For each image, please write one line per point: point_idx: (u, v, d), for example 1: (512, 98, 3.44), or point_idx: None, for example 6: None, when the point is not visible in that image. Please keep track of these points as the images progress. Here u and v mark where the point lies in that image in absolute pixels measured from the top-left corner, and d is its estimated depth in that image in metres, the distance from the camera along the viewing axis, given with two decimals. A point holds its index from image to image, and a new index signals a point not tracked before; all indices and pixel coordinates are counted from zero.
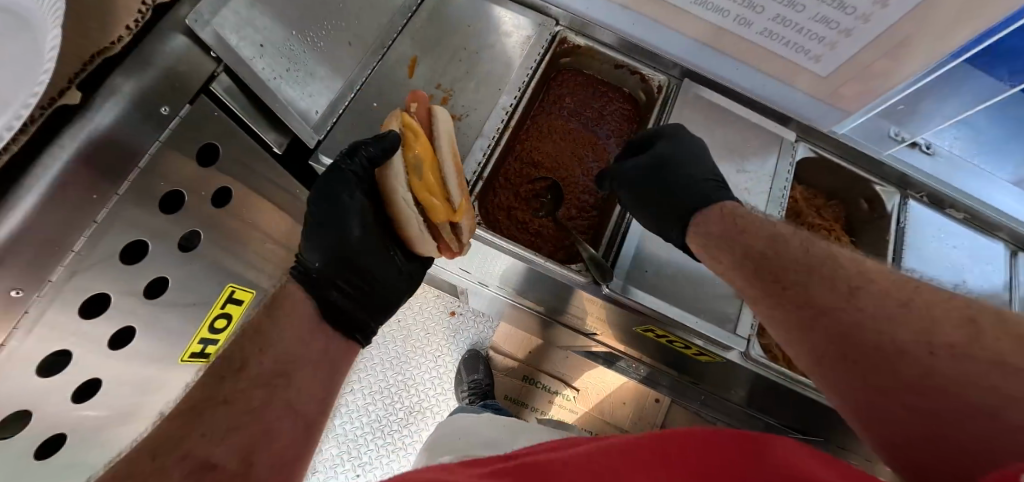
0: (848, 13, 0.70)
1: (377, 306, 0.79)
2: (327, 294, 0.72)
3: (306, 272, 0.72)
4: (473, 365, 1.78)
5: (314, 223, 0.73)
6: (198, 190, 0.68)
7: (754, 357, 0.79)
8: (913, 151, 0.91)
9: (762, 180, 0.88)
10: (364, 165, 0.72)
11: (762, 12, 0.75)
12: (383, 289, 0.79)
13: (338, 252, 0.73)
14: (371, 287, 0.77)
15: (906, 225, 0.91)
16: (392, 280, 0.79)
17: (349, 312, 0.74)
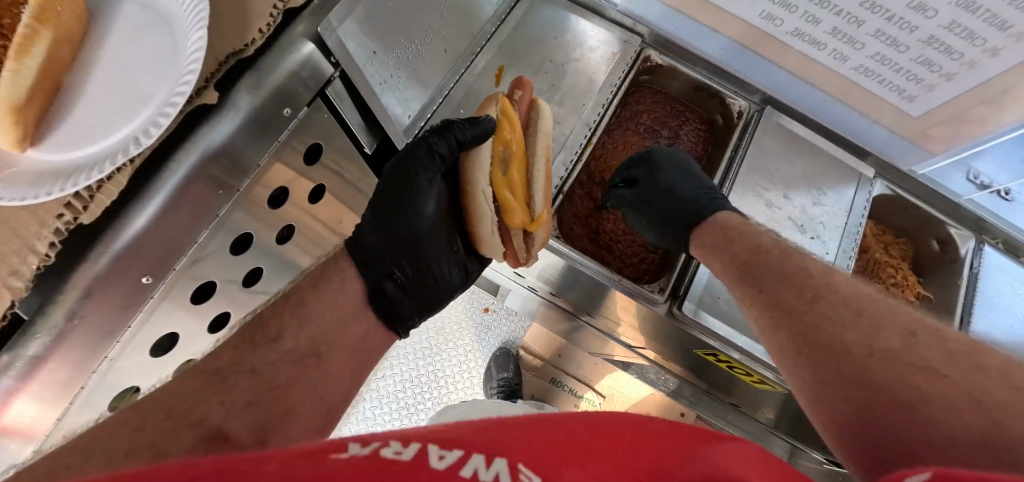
0: (953, 59, 0.69)
1: (417, 300, 0.77)
2: (377, 280, 0.72)
3: (361, 250, 0.72)
4: (505, 363, 1.80)
5: (380, 201, 0.74)
6: (299, 187, 0.71)
7: None
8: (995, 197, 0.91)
9: (839, 214, 0.88)
10: (445, 149, 0.73)
11: (861, 49, 0.75)
12: (430, 283, 0.78)
13: (387, 230, 0.73)
14: (420, 278, 0.76)
15: (980, 270, 0.90)
16: (438, 273, 0.79)
17: (395, 303, 0.73)
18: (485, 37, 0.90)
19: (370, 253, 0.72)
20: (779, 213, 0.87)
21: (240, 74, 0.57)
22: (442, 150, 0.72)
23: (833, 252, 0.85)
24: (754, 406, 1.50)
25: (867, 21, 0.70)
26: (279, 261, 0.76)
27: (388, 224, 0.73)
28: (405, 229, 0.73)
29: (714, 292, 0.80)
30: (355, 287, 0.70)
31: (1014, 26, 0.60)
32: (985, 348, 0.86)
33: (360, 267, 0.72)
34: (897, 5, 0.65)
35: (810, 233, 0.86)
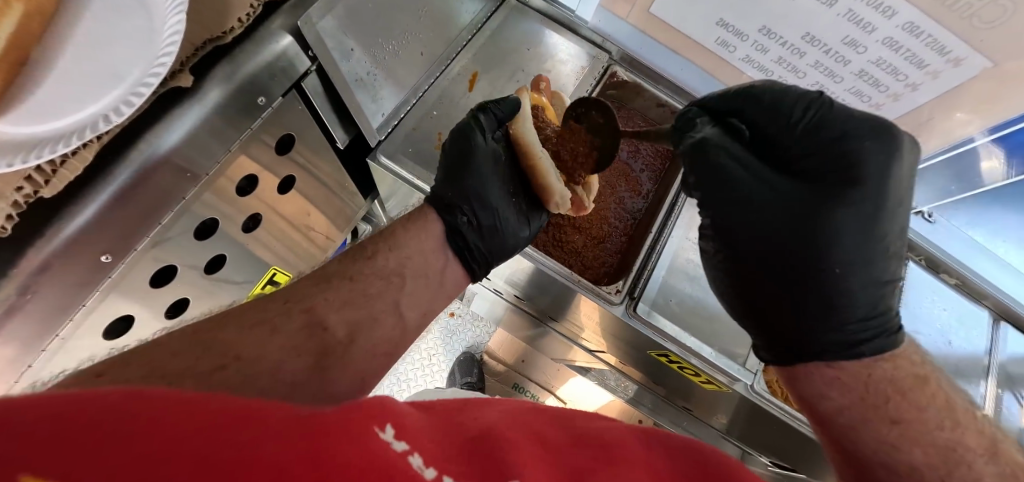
0: (880, 91, 0.78)
1: (491, 244, 0.78)
2: (454, 222, 0.74)
3: (437, 198, 0.75)
4: (468, 368, 1.80)
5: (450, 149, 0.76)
6: (268, 176, 0.72)
7: (757, 390, 0.84)
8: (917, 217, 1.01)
9: None
10: (493, 123, 0.76)
11: (803, 77, 0.83)
12: (502, 234, 0.78)
13: (461, 178, 0.75)
14: (494, 226, 0.77)
15: (904, 283, 0.99)
16: (508, 224, 0.79)
17: (470, 246, 0.76)
18: (460, 43, 0.93)
19: (445, 200, 0.75)
20: None
21: (215, 61, 0.58)
22: (491, 121, 0.75)
23: None
24: (707, 412, 1.57)
25: (807, 52, 0.78)
26: (243, 250, 0.76)
27: (460, 174, 0.75)
28: (477, 180, 0.75)
29: (668, 296, 0.84)
30: (436, 228, 0.74)
31: (930, 65, 0.71)
32: None
33: (442, 215, 0.75)
34: (833, 40, 0.74)
35: None
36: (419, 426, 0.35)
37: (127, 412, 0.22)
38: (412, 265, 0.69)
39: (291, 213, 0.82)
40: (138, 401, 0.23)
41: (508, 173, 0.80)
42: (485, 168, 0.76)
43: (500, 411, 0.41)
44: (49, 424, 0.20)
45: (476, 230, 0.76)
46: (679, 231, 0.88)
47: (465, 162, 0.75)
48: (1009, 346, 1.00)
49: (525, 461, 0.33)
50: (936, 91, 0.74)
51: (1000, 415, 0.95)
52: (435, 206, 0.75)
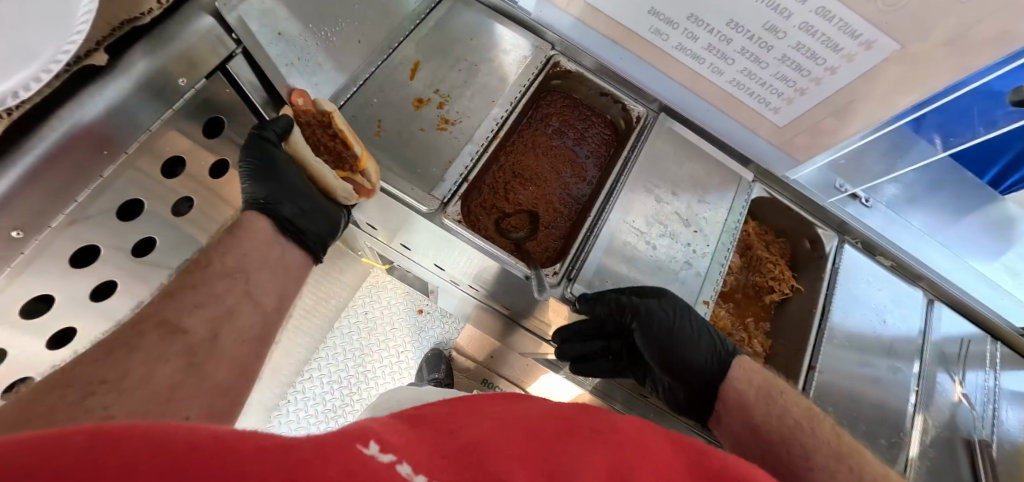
0: (803, 74, 0.81)
1: (324, 224, 0.81)
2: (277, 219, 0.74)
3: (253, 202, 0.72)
4: (436, 363, 1.80)
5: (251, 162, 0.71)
6: (198, 159, 0.72)
7: None
8: (855, 203, 1.05)
9: (720, 211, 0.96)
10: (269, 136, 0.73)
11: (733, 64, 0.86)
12: (327, 215, 0.81)
13: (273, 181, 0.72)
14: (321, 210, 0.80)
15: (841, 266, 1.01)
16: (326, 208, 0.82)
17: (301, 231, 0.77)
18: (404, 32, 0.94)
19: (261, 202, 0.72)
20: (666, 208, 0.93)
21: (134, 40, 0.59)
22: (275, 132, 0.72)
23: (712, 246, 0.93)
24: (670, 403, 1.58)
25: (734, 39, 0.81)
26: None
27: (275, 178, 0.72)
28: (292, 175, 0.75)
29: (603, 276, 0.86)
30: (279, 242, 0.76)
31: (845, 48, 0.74)
32: (844, 333, 0.96)
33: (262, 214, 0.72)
34: (756, 26, 0.77)
35: (693, 226, 0.93)
36: (410, 446, 0.42)
37: (102, 452, 0.25)
38: (254, 261, 0.70)
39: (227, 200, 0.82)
40: (115, 450, 0.25)
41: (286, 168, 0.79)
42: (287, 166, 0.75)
43: (486, 423, 0.49)
44: (44, 465, 0.23)
45: (303, 217, 0.77)
46: (617, 215, 0.89)
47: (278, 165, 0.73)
48: (942, 326, 1.04)
49: (505, 468, 0.41)
50: (855, 72, 0.76)
51: (934, 393, 0.97)
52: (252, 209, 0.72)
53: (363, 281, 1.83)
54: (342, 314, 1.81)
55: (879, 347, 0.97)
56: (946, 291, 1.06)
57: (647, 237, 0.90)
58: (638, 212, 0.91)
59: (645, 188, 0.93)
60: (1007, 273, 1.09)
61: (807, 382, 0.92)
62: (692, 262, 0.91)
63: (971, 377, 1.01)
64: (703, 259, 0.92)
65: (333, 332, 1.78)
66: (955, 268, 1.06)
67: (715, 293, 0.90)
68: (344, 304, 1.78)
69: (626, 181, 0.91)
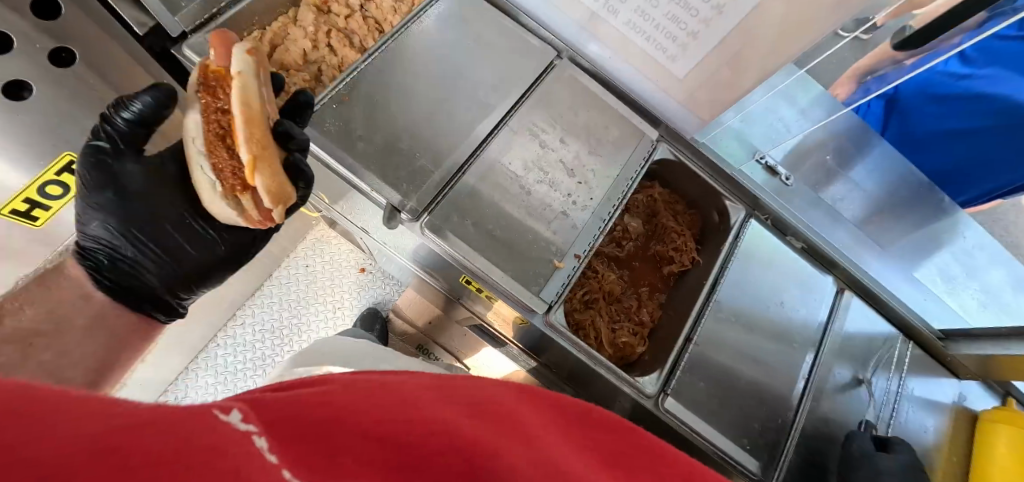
0: (691, 16, 0.74)
1: (179, 280, 0.72)
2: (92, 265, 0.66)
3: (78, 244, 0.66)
4: (370, 323, 1.78)
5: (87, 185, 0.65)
6: (34, 42, 0.69)
7: (551, 322, 0.81)
8: (776, 179, 1.00)
9: (613, 166, 0.91)
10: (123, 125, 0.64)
11: (625, 2, 0.79)
12: (185, 259, 0.71)
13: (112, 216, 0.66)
14: (166, 249, 0.69)
15: (743, 239, 0.94)
16: (192, 242, 0.71)
17: (138, 282, 0.68)
18: None
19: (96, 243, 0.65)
20: (551, 155, 0.88)
21: None
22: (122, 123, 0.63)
23: (596, 199, 0.88)
24: (591, 386, 1.52)
25: None
26: None
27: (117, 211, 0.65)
28: (131, 206, 0.66)
29: (465, 214, 0.81)
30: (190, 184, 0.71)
31: None
32: (732, 309, 0.89)
33: (84, 262, 0.65)
34: None
35: (577, 178, 0.88)
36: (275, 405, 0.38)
37: None
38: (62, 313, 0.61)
39: None
40: None
41: (178, 190, 0.70)
42: (136, 190, 0.67)
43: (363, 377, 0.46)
44: None
45: (142, 269, 0.68)
46: (491, 153, 0.84)
47: (108, 187, 0.65)
48: (851, 319, 0.96)
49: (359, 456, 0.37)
50: (739, 12, 0.69)
51: (826, 386, 0.90)
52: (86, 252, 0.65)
53: (307, 234, 1.82)
54: (282, 265, 1.80)
55: (771, 330, 0.90)
56: (861, 282, 0.98)
57: (522, 181, 0.85)
58: (517, 154, 0.86)
59: (530, 131, 0.88)
60: (940, 279, 1.03)
61: (682, 355, 0.85)
62: (569, 212, 0.85)
63: (872, 375, 0.94)
64: (582, 210, 0.86)
65: (271, 282, 1.77)
66: (869, 257, 1.00)
67: (589, 248, 0.85)
68: (284, 254, 1.77)
69: (512, 117, 0.88)
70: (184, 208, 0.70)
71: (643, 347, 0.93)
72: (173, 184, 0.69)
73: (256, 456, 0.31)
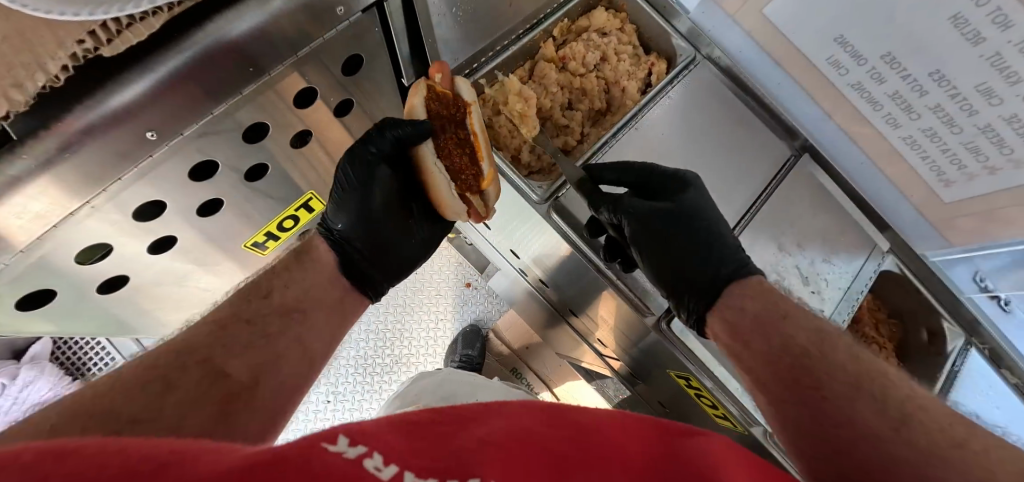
0: (1003, 152, 0.68)
1: (387, 269, 0.83)
2: (345, 253, 0.78)
3: (331, 230, 0.78)
4: (471, 341, 1.77)
5: (344, 184, 0.75)
6: (330, 95, 0.70)
7: (775, 439, 0.77)
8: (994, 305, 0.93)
9: (844, 277, 0.87)
10: (384, 142, 0.72)
11: (917, 120, 0.75)
12: (400, 253, 0.84)
13: (351, 216, 0.76)
14: (388, 251, 0.81)
15: (959, 370, 0.91)
16: (405, 242, 0.84)
17: (364, 276, 0.80)
18: (551, 5, 0.90)
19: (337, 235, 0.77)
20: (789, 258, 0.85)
21: None
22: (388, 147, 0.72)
23: (829, 311, 0.85)
24: None
25: (931, 93, 0.70)
26: (283, 167, 0.74)
27: (352, 212, 0.76)
28: (377, 208, 0.77)
29: None
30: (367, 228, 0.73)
31: None
32: None
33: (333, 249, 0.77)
34: (965, 85, 0.66)
35: (812, 287, 0.84)
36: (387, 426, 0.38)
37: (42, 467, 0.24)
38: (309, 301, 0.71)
39: (337, 141, 0.81)
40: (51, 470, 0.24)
41: (400, 195, 0.81)
42: (380, 192, 0.77)
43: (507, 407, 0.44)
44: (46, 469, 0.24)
45: (369, 259, 0.79)
46: None
47: (360, 194, 0.75)
48: None
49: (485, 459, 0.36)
50: None
51: None
52: (327, 238, 0.78)
53: None
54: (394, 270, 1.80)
55: None
56: None
57: None
58: (758, 258, 0.83)
59: (772, 236, 0.85)
60: None
61: None
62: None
63: None
64: None
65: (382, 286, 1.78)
66: None
67: None
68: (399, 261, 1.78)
69: (756, 216, 0.85)
70: (396, 210, 0.81)
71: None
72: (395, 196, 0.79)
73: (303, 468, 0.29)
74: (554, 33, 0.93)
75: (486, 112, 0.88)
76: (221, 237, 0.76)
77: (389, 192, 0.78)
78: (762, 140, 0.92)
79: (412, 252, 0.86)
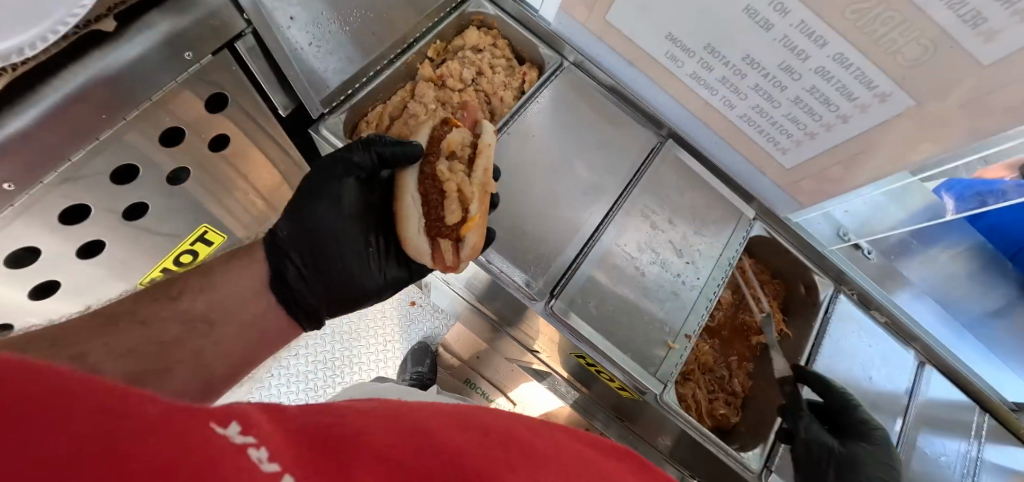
0: (815, 119, 0.80)
1: (326, 291, 0.87)
2: (280, 268, 0.82)
3: (271, 240, 0.83)
4: (421, 358, 1.80)
5: (302, 197, 0.85)
6: (199, 133, 0.74)
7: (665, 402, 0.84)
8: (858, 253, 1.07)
9: (715, 245, 0.99)
10: (371, 158, 0.83)
11: (745, 99, 0.86)
12: (343, 278, 0.88)
13: (304, 227, 0.84)
14: (334, 275, 0.87)
15: (833, 314, 1.02)
16: (359, 270, 0.90)
17: (296, 296, 0.83)
18: (421, 29, 0.97)
19: (279, 248, 0.83)
20: (662, 234, 0.95)
21: (138, 11, 0.58)
22: (367, 159, 0.82)
23: (703, 279, 0.95)
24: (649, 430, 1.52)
25: (748, 74, 0.81)
26: (168, 203, 0.77)
27: (308, 225, 0.84)
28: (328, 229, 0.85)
29: (588, 294, 0.86)
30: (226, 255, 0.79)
31: (878, 85, 0.70)
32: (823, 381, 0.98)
33: (270, 263, 0.82)
34: (771, 64, 0.77)
35: (686, 258, 0.96)
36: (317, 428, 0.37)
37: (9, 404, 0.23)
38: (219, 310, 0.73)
39: (234, 178, 0.85)
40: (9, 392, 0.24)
41: (362, 226, 0.91)
42: (343, 205, 0.86)
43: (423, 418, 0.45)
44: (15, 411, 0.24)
45: (299, 280, 0.83)
46: (609, 237, 0.90)
47: (321, 201, 0.85)
48: (932, 390, 1.07)
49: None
50: (868, 123, 0.76)
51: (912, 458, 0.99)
52: (268, 251, 0.83)
53: None
54: None
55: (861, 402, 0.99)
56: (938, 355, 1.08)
57: (638, 262, 0.91)
58: (631, 235, 0.92)
59: (641, 214, 0.94)
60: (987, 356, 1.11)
61: (782, 430, 0.93)
62: (679, 291, 0.92)
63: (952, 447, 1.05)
64: (690, 290, 0.94)
65: None
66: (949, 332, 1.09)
67: (699, 328, 0.91)
68: None
69: (628, 199, 0.94)
70: (360, 237, 0.90)
71: (735, 417, 1.00)
72: (359, 221, 0.90)
73: (247, 470, 0.29)
74: (429, 54, 1.00)
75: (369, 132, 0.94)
76: (109, 281, 0.77)
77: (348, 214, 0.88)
78: (632, 128, 1.02)
79: (360, 288, 0.91)
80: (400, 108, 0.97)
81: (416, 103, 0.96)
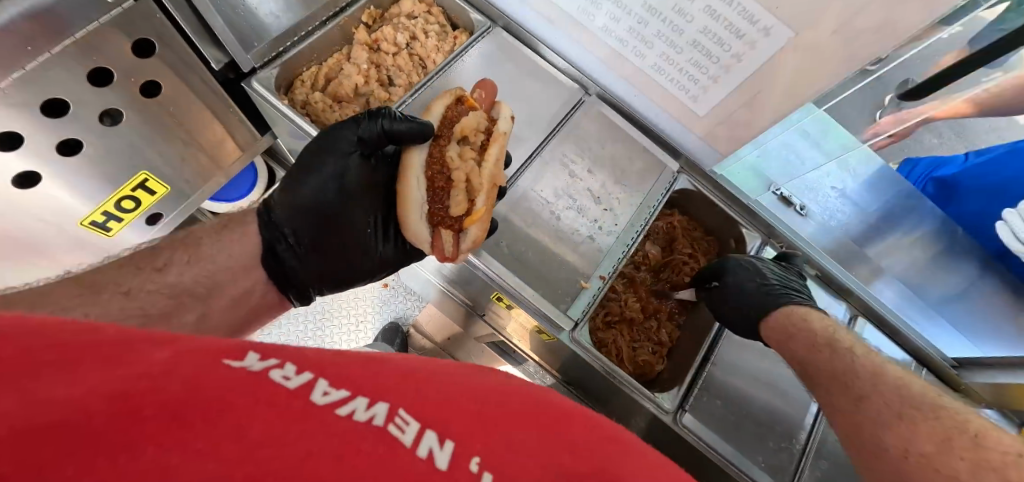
0: (715, 61, 0.85)
1: (319, 269, 0.96)
2: (273, 243, 0.91)
3: (265, 216, 0.92)
4: (391, 336, 1.84)
5: (302, 177, 0.92)
6: (127, 77, 0.89)
7: (577, 339, 1.02)
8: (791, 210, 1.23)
9: (632, 196, 1.14)
10: (373, 132, 0.89)
11: (653, 48, 0.91)
12: (339, 259, 0.98)
13: (300, 209, 0.92)
14: (338, 256, 0.97)
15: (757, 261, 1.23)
16: (356, 250, 0.99)
17: (288, 273, 0.92)
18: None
19: (275, 227, 0.92)
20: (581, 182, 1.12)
21: None
22: (371, 133, 0.88)
23: (620, 223, 1.12)
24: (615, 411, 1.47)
25: (651, 23, 0.85)
26: (104, 139, 0.91)
27: (306, 207, 0.92)
28: (322, 214, 0.93)
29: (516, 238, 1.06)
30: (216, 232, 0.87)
31: (758, 18, 0.74)
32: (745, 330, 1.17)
33: (268, 240, 0.91)
34: (666, 8, 0.80)
35: (604, 204, 1.12)
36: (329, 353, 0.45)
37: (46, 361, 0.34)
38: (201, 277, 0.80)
39: (173, 126, 1.00)
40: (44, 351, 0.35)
41: (367, 206, 0.98)
42: (346, 188, 0.94)
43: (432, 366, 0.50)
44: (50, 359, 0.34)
45: (295, 256, 0.93)
46: (537, 182, 1.09)
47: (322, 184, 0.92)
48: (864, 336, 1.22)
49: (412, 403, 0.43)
50: (758, 60, 0.80)
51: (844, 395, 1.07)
52: (263, 228, 0.91)
53: None
54: None
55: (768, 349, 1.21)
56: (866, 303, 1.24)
57: (555, 206, 1.09)
58: (552, 179, 1.10)
59: (564, 163, 1.11)
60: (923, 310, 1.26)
61: (698, 374, 1.14)
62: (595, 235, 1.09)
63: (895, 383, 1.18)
64: (608, 230, 1.11)
65: None
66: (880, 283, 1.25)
67: (612, 269, 1.08)
68: None
69: (548, 145, 1.09)
70: (360, 220, 0.98)
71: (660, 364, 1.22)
72: (361, 198, 0.96)
73: (268, 387, 0.37)
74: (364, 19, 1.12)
75: (304, 90, 1.06)
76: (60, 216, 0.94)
77: (350, 192, 0.95)
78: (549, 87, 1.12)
79: (353, 264, 1.00)
80: (334, 66, 1.10)
81: (350, 62, 1.09)
